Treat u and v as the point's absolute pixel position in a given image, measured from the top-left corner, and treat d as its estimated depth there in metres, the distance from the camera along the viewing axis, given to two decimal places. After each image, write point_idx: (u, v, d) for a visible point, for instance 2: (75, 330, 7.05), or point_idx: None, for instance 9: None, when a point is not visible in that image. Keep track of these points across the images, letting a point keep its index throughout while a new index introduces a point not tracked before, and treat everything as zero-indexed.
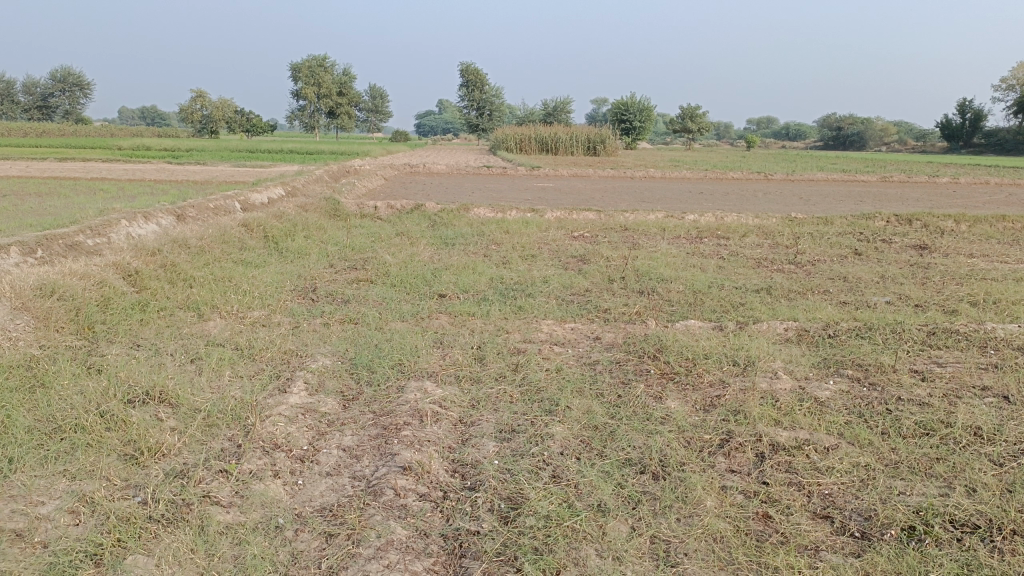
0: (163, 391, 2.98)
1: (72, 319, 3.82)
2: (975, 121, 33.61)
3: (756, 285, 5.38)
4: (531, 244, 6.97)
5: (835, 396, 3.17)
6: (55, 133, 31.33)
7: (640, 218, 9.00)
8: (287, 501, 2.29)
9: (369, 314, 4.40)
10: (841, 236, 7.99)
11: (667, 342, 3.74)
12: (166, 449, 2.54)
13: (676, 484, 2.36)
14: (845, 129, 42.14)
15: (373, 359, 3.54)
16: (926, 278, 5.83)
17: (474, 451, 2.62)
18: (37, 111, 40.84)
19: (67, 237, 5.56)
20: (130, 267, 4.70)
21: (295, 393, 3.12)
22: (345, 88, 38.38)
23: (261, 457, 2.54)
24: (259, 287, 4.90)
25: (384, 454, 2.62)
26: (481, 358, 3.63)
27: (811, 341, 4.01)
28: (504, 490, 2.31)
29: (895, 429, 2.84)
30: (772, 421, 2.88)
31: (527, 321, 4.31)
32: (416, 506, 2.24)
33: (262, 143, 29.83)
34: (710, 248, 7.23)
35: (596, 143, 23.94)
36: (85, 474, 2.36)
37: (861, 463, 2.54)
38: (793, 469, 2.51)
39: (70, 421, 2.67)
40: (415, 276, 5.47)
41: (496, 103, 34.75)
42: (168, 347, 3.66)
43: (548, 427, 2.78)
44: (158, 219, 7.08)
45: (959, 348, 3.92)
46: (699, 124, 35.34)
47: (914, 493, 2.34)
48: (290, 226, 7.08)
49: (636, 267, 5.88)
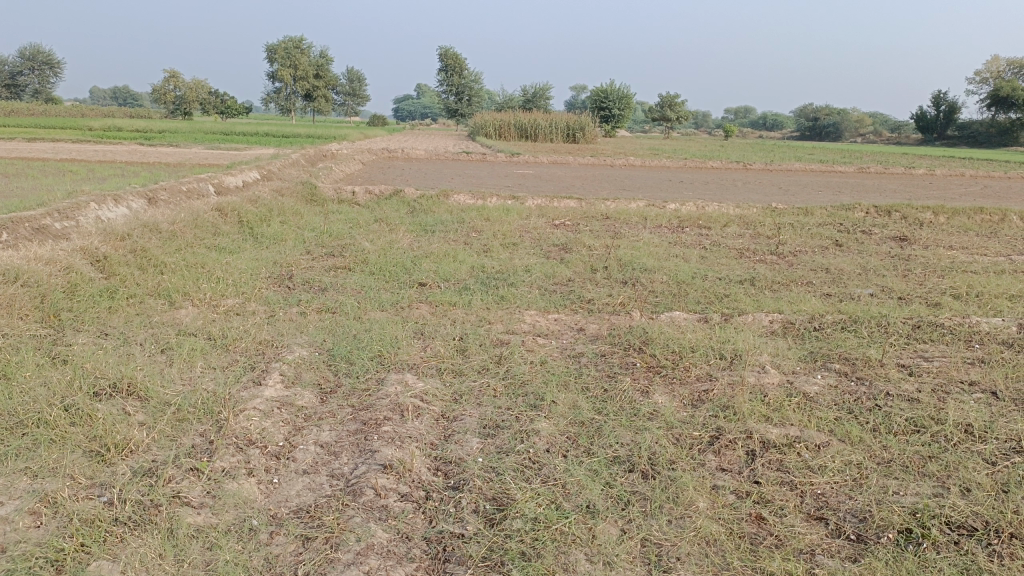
0: (131, 383, 2.86)
1: (37, 306, 3.67)
2: (949, 113, 33.92)
3: (739, 276, 5.33)
4: (512, 232, 6.87)
5: (824, 391, 3.12)
6: (23, 111, 30.69)
7: (622, 206, 8.93)
8: (262, 501, 2.19)
9: (348, 303, 4.28)
10: (821, 227, 7.98)
11: (652, 334, 3.67)
12: (134, 446, 2.42)
13: (667, 484, 2.29)
14: (821, 120, 42.35)
15: (352, 350, 3.43)
16: (908, 270, 5.82)
17: (457, 448, 2.53)
18: (5, 89, 39.82)
19: (33, 219, 5.37)
20: (98, 252, 4.53)
21: (271, 386, 3.01)
22: (323, 70, 37.88)
23: (235, 454, 2.43)
24: (233, 274, 4.76)
25: (364, 451, 2.52)
26: (463, 349, 3.54)
27: (796, 334, 3.96)
28: (489, 489, 2.23)
29: (886, 425, 2.79)
30: (761, 416, 2.82)
31: (510, 312, 4.22)
32: (398, 507, 2.15)
33: (234, 125, 29.48)
34: (692, 237, 7.18)
35: (575, 130, 23.81)
36: (48, 473, 2.24)
37: (853, 461, 2.49)
38: (785, 468, 2.45)
39: (31, 416, 2.54)
40: (395, 263, 5.36)
41: (475, 88, 34.48)
42: (138, 336, 3.52)
43: (534, 422, 2.70)
44: (128, 202, 6.88)
45: (944, 342, 3.89)
46: (678, 112, 35.30)
47: (908, 493, 2.29)
48: (266, 211, 6.92)
49: (619, 256, 5.80)
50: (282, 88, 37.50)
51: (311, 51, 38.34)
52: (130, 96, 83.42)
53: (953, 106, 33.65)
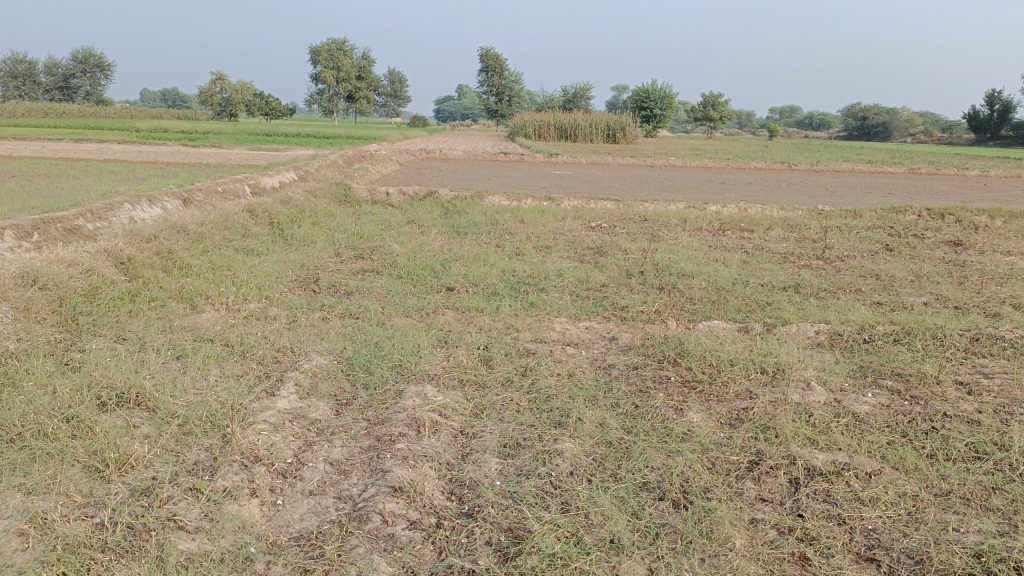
0: (140, 393, 2.75)
1: (55, 310, 3.59)
2: (1004, 112, 32.67)
3: (783, 282, 5.07)
4: (546, 235, 6.69)
5: (874, 411, 2.87)
6: (75, 113, 31.42)
7: (662, 208, 8.69)
8: (263, 525, 2.05)
9: (372, 308, 4.14)
10: (871, 230, 7.62)
11: (689, 345, 3.45)
12: (136, 461, 2.30)
13: (700, 516, 2.09)
14: (870, 120, 41.30)
15: (371, 359, 3.29)
16: (964, 277, 5.49)
17: (474, 468, 2.36)
18: (59, 92, 40.99)
19: (65, 220, 5.35)
20: (123, 254, 4.45)
21: (285, 397, 2.87)
22: (365, 71, 38.09)
23: (238, 473, 2.29)
24: (258, 277, 4.65)
25: (375, 470, 2.36)
26: (487, 359, 3.37)
27: (845, 347, 3.71)
28: (506, 519, 2.06)
29: (944, 451, 2.55)
30: (806, 439, 2.59)
31: (539, 319, 4.04)
32: (405, 537, 1.99)
33: (276, 126, 29.77)
34: (734, 240, 6.92)
35: (616, 130, 23.49)
36: (42, 490, 2.12)
37: (908, 492, 2.26)
38: (832, 499, 2.23)
39: (32, 427, 2.43)
40: (424, 267, 5.22)
41: (516, 89, 34.28)
42: (155, 341, 3.43)
43: (557, 442, 2.51)
44: (163, 203, 6.86)
45: (1005, 357, 3.61)
46: (720, 112, 34.70)
47: (970, 531, 2.07)
48: (297, 212, 6.85)
49: (656, 260, 5.58)
50: (325, 89, 37.80)
51: (353, 52, 38.51)
52: (178, 98, 84.93)
53: (1009, 104, 32.39)
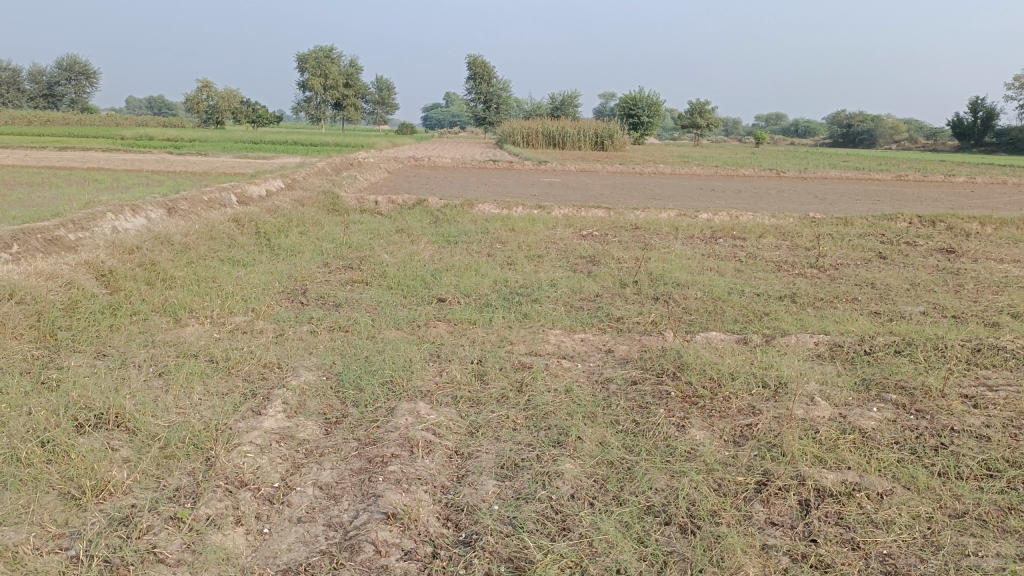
0: (120, 413, 2.63)
1: (32, 325, 3.46)
2: (987, 119, 32.89)
3: (779, 292, 4.99)
4: (537, 244, 6.60)
5: (882, 427, 2.79)
6: (59, 121, 31.14)
7: (653, 216, 8.63)
8: (248, 557, 1.94)
9: (362, 321, 4.03)
10: (863, 238, 7.57)
11: (688, 358, 3.36)
12: (114, 487, 2.18)
13: (709, 542, 2.00)
14: (855, 127, 41.53)
15: (362, 375, 3.18)
16: (960, 285, 5.44)
17: (471, 492, 2.26)
18: (43, 99, 40.59)
19: (46, 230, 5.22)
20: (104, 266, 4.32)
21: (271, 416, 2.76)
22: (352, 79, 37.94)
23: (222, 500, 2.17)
24: (245, 289, 4.54)
25: (367, 495, 2.25)
26: (481, 374, 3.26)
27: (846, 359, 3.63)
28: (506, 548, 1.95)
29: (956, 469, 2.47)
30: (814, 458, 2.51)
31: (533, 331, 3.94)
32: (400, 568, 1.88)
33: (261, 134, 29.58)
34: (727, 248, 6.85)
35: (604, 137, 23.45)
36: (13, 519, 1.99)
37: (922, 514, 2.17)
38: (844, 522, 2.15)
39: (4, 451, 2.30)
40: (414, 277, 5.11)
41: (504, 96, 34.25)
42: (137, 356, 3.32)
43: (557, 462, 2.41)
44: (146, 212, 6.72)
45: (1008, 368, 3.54)
46: (707, 120, 34.78)
47: (989, 555, 1.99)
48: (284, 221, 6.73)
49: (650, 269, 5.50)
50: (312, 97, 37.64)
51: (341, 59, 38.34)
52: (165, 105, 84.61)
53: (992, 111, 32.61)
